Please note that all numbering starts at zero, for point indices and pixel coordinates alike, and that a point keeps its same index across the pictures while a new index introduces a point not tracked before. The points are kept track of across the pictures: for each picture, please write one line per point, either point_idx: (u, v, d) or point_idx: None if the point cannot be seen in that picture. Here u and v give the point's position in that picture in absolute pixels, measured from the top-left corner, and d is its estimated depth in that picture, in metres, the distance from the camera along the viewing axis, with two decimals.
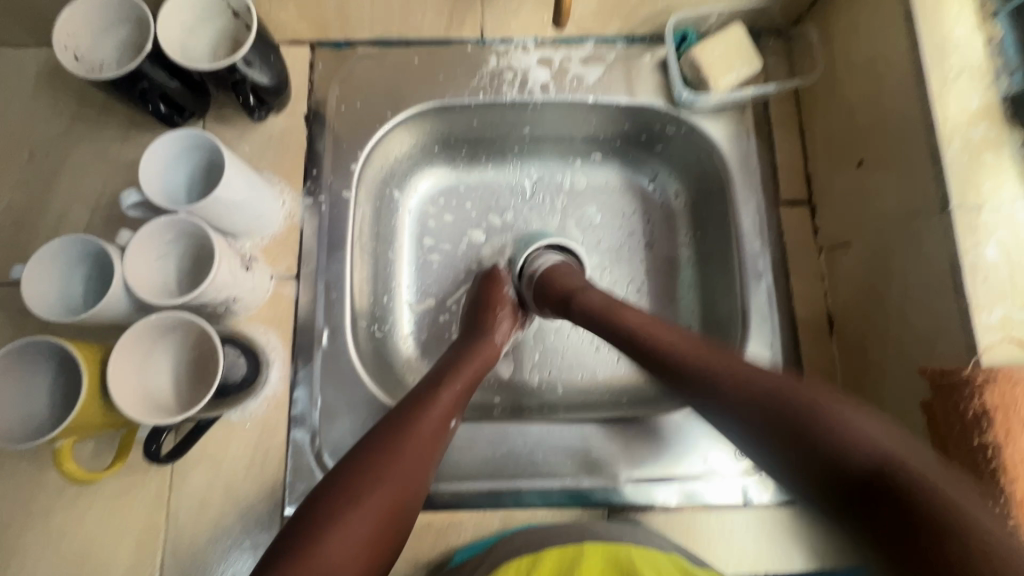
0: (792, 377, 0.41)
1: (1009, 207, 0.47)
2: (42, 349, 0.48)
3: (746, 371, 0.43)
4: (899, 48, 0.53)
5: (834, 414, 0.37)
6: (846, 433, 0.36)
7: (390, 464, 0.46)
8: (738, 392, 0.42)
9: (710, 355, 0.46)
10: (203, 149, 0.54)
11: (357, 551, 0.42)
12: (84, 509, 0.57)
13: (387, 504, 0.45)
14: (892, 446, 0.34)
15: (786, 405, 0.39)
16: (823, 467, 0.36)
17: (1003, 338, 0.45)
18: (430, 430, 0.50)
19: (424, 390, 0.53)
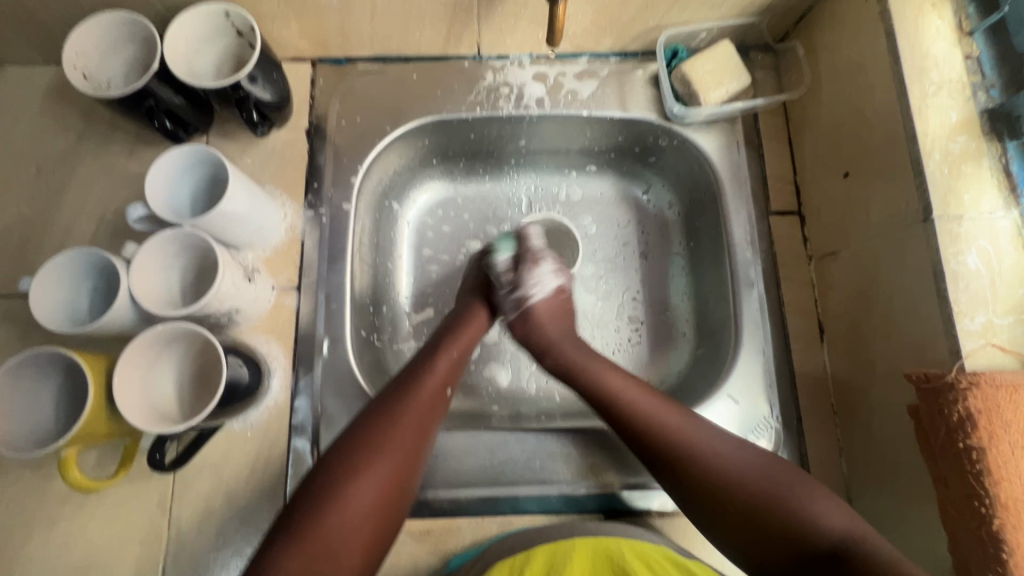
0: (764, 464, 0.49)
1: (988, 216, 0.49)
2: (49, 359, 0.49)
3: (724, 455, 0.50)
4: (881, 64, 0.55)
5: (808, 512, 0.45)
6: (817, 526, 0.44)
7: (394, 430, 0.49)
8: (718, 479, 0.48)
9: (691, 432, 0.51)
10: (207, 164, 0.56)
11: (370, 511, 0.45)
12: (87, 517, 0.57)
13: (395, 465, 0.48)
14: (845, 530, 0.44)
15: (769, 497, 0.47)
16: (795, 548, 0.45)
17: (984, 343, 0.47)
18: (430, 397, 0.53)
19: (420, 361, 0.56)
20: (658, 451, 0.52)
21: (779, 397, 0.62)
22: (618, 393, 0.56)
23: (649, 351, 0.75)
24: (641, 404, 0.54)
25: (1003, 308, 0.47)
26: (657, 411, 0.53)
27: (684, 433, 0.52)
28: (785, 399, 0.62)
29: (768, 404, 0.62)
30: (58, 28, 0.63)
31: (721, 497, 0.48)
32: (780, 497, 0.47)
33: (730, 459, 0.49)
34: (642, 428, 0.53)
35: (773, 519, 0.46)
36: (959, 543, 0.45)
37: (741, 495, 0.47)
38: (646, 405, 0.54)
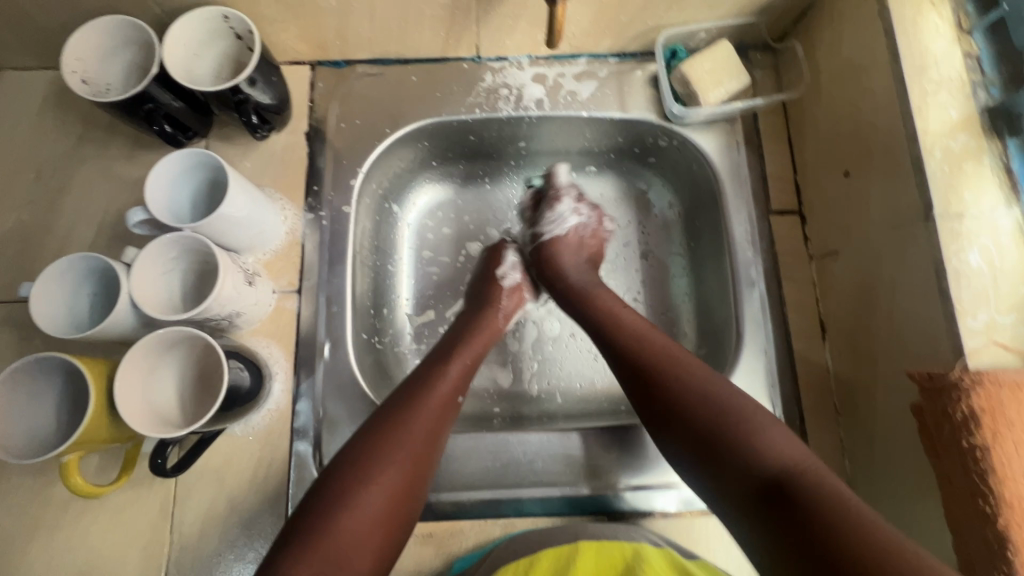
0: (739, 395, 0.48)
1: (989, 214, 0.49)
2: (50, 365, 0.49)
3: (698, 382, 0.49)
4: (880, 63, 0.55)
5: (761, 440, 0.44)
6: (764, 455, 0.43)
7: (409, 432, 0.49)
8: (687, 402, 0.48)
9: (673, 358, 0.52)
10: (207, 168, 0.56)
11: (382, 515, 0.45)
12: (89, 523, 0.57)
13: (409, 469, 0.48)
14: (795, 460, 0.42)
15: (726, 423, 0.46)
16: (741, 473, 0.43)
17: (987, 341, 0.46)
18: (443, 403, 0.53)
19: (429, 367, 0.56)
20: (643, 368, 0.52)
21: (781, 397, 0.62)
22: (622, 321, 0.57)
23: None
24: (633, 334, 0.55)
25: (1005, 305, 0.47)
26: (665, 340, 0.54)
27: (679, 358, 0.52)
28: (787, 398, 0.63)
29: (771, 404, 0.62)
30: (57, 33, 0.63)
31: (688, 413, 0.48)
32: (741, 425, 0.45)
33: (705, 386, 0.49)
34: (637, 352, 0.54)
35: (727, 444, 0.45)
36: (966, 542, 0.45)
37: (706, 414, 0.47)
38: (650, 335, 0.55)
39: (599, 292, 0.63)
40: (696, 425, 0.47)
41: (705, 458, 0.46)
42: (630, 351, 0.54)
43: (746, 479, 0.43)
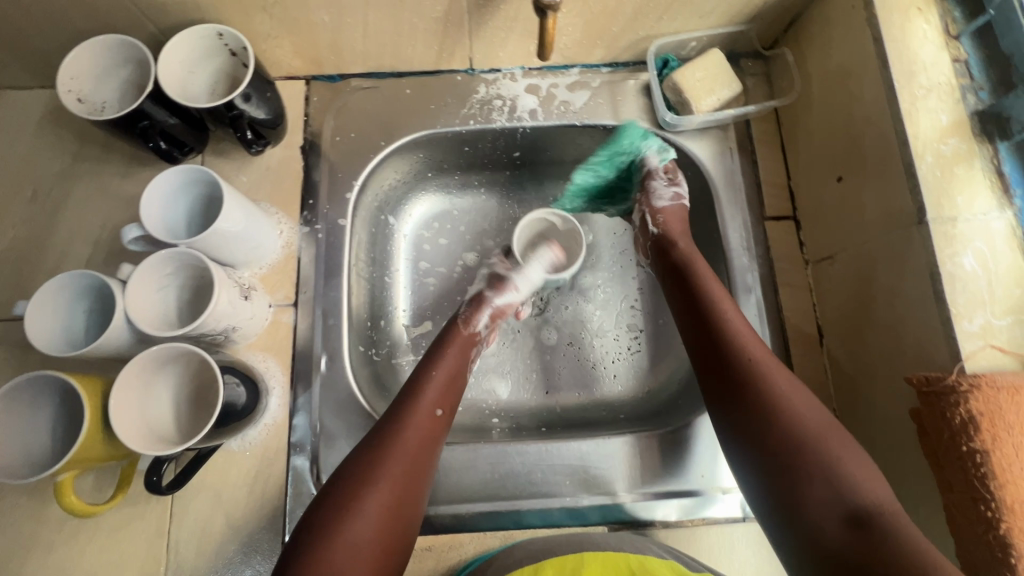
0: (833, 425, 0.48)
1: (981, 218, 0.49)
2: (44, 384, 0.48)
3: (800, 407, 0.49)
4: (870, 70, 0.56)
5: (846, 465, 0.45)
6: (859, 487, 0.44)
7: (395, 454, 0.51)
8: (790, 422, 0.48)
9: (777, 374, 0.51)
10: (201, 184, 0.56)
11: (375, 537, 0.46)
12: (85, 542, 0.57)
13: (400, 492, 0.49)
14: (879, 499, 0.44)
15: (819, 449, 0.46)
16: (829, 504, 0.44)
17: (984, 344, 0.46)
18: (426, 421, 0.54)
19: (410, 387, 0.57)
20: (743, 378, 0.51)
21: None
22: (731, 324, 0.55)
23: (649, 359, 0.75)
24: (741, 341, 0.53)
25: (1001, 308, 0.47)
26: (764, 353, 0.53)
27: (779, 375, 0.51)
28: None
29: None
30: (52, 53, 0.63)
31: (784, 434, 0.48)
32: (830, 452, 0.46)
33: (807, 412, 0.48)
34: (741, 360, 0.52)
35: (814, 469, 0.46)
36: (968, 548, 0.45)
37: (806, 435, 0.47)
38: (756, 345, 0.53)
39: (709, 280, 0.59)
40: (789, 446, 0.47)
41: (781, 480, 0.47)
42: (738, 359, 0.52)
43: (828, 508, 0.44)
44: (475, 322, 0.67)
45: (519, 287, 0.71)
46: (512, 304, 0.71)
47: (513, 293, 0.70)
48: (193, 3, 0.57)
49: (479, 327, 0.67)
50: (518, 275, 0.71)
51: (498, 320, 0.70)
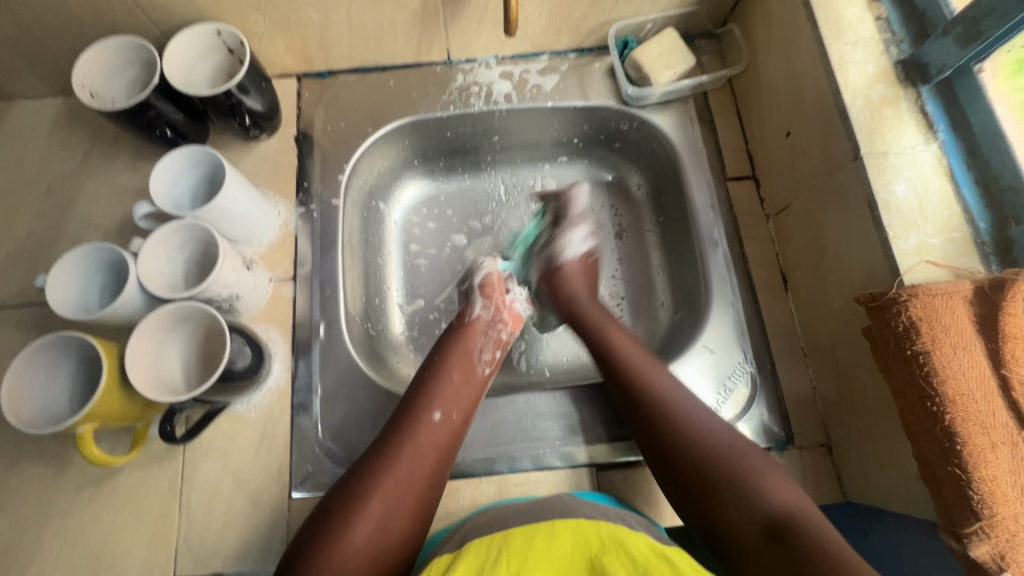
0: (745, 449, 0.54)
1: (910, 151, 0.54)
2: (70, 345, 0.53)
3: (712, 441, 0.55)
4: (804, 33, 0.62)
5: (760, 479, 0.51)
6: (769, 494, 0.50)
7: (394, 466, 0.54)
8: (697, 452, 0.54)
9: (678, 408, 0.58)
10: (204, 166, 0.61)
11: (376, 543, 0.50)
12: (102, 504, 0.60)
13: (400, 500, 0.52)
14: (788, 503, 0.50)
15: (731, 470, 0.52)
16: (741, 513, 0.50)
17: (919, 260, 0.51)
18: (428, 427, 0.57)
19: (415, 395, 0.60)
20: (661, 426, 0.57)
21: (751, 345, 0.67)
22: (654, 379, 0.60)
23: (631, 323, 0.80)
24: (651, 386, 0.60)
25: (933, 228, 0.52)
26: (686, 401, 0.58)
27: (692, 419, 0.56)
28: (757, 344, 0.67)
29: (741, 351, 0.66)
30: (65, 60, 0.69)
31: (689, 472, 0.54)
32: (742, 471, 0.52)
33: (718, 441, 0.54)
34: (661, 414, 0.57)
35: (728, 494, 0.51)
36: (923, 443, 0.49)
37: (714, 465, 0.53)
38: (664, 388, 0.60)
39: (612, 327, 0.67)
40: (699, 478, 0.53)
41: (700, 505, 0.52)
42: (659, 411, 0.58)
43: (743, 522, 0.50)
44: (469, 310, 0.70)
45: (485, 260, 0.76)
46: (488, 272, 0.74)
47: (485, 264, 0.75)
48: (193, 5, 0.63)
49: (476, 309, 0.70)
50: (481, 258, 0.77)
51: (490, 294, 0.71)
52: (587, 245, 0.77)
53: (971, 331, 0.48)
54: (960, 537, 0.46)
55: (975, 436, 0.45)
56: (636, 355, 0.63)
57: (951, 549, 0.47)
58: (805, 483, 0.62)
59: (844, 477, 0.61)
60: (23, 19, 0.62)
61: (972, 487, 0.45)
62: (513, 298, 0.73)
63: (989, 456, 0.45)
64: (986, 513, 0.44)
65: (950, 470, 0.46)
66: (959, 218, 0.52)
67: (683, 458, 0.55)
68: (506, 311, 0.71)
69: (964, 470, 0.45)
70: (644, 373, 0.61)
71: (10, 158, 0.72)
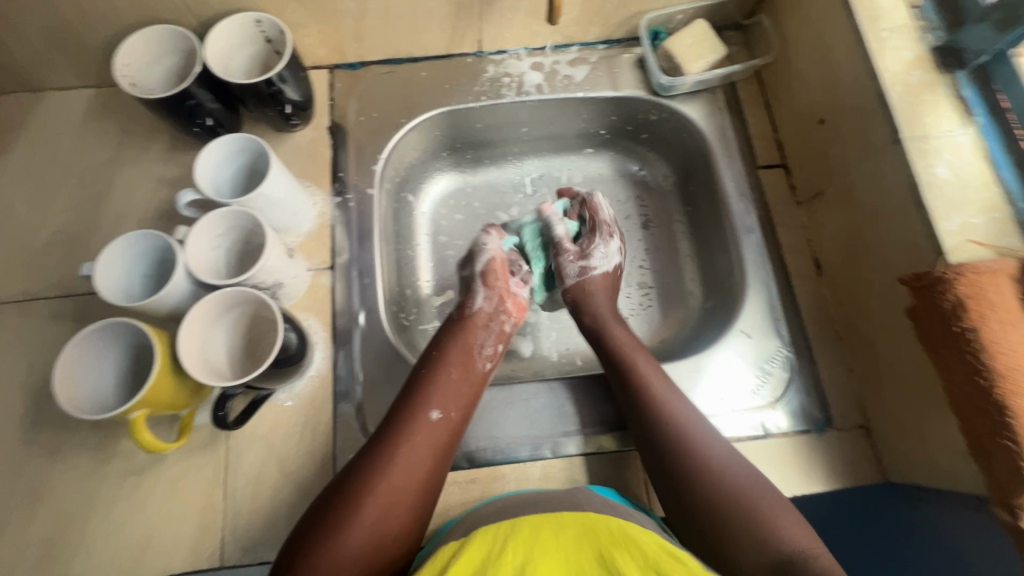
0: (761, 490, 0.53)
1: (950, 134, 0.55)
2: (120, 332, 0.53)
3: (718, 471, 0.55)
4: (838, 20, 0.63)
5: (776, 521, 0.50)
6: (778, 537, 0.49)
7: (389, 466, 0.53)
8: (705, 484, 0.54)
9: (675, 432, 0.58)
10: (246, 154, 0.61)
11: (367, 545, 0.49)
12: (145, 494, 0.60)
13: (393, 499, 0.52)
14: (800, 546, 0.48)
15: (739, 508, 0.52)
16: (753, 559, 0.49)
17: (963, 240, 0.52)
18: (424, 427, 0.57)
19: (412, 393, 0.60)
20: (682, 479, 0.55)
21: (787, 329, 0.68)
22: (692, 426, 0.58)
23: (661, 312, 0.80)
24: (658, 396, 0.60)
25: (975, 209, 0.53)
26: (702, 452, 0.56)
27: (715, 471, 0.54)
28: (793, 329, 0.68)
29: (777, 336, 0.67)
30: (100, 50, 0.69)
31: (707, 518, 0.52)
32: (752, 516, 0.51)
33: (725, 472, 0.54)
34: (686, 466, 0.55)
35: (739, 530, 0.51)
36: (972, 419, 0.50)
37: (736, 523, 0.51)
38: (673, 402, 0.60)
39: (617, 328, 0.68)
40: (710, 514, 0.52)
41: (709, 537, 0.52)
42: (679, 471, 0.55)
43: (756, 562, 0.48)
44: (470, 301, 0.70)
45: (487, 242, 0.72)
46: (492, 257, 0.72)
47: (486, 251, 0.72)
48: None
49: (478, 300, 0.69)
50: (482, 238, 0.73)
51: (491, 283, 0.70)
52: (617, 252, 0.74)
53: (1018, 308, 0.49)
54: (1012, 508, 0.47)
55: None
56: (676, 403, 0.60)
57: (1001, 521, 0.48)
58: (846, 465, 0.62)
59: (883, 457, 0.62)
60: (63, 9, 0.62)
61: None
62: (518, 286, 0.72)
63: None
64: None
65: (1002, 443, 0.47)
66: (1000, 198, 0.54)
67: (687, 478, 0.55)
68: (510, 301, 0.71)
69: (1016, 443, 0.46)
70: (677, 422, 0.58)
71: (42, 150, 0.72)
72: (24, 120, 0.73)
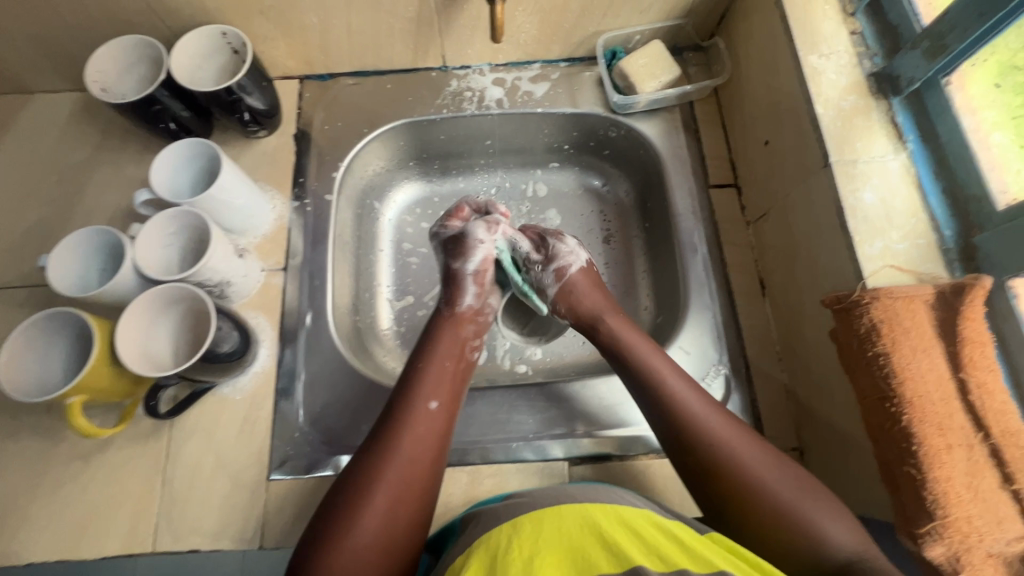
0: (807, 492, 0.50)
1: (879, 160, 0.56)
2: (63, 321, 0.56)
3: (758, 471, 0.51)
4: (780, 45, 0.64)
5: (827, 530, 0.47)
6: (834, 548, 0.47)
7: (397, 462, 0.53)
8: (756, 486, 0.50)
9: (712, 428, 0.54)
10: (203, 158, 0.65)
11: (388, 543, 0.50)
12: (89, 478, 0.62)
13: (404, 494, 0.52)
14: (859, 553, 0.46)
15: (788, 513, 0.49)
16: (810, 564, 0.47)
17: (884, 264, 0.52)
18: (423, 417, 0.57)
19: (407, 388, 0.59)
20: (737, 491, 0.51)
21: (727, 348, 0.68)
22: (722, 446, 0.53)
23: None
24: (671, 393, 0.57)
25: (898, 234, 0.53)
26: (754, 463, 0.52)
27: (759, 481, 0.51)
28: (732, 348, 0.68)
29: (716, 354, 0.67)
30: (82, 56, 0.74)
31: (761, 527, 0.49)
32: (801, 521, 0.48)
33: (762, 473, 0.51)
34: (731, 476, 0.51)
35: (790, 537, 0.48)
36: (880, 444, 0.49)
37: (772, 522, 0.49)
38: (687, 401, 0.56)
39: (627, 330, 0.63)
40: (762, 522, 0.49)
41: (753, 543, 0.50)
42: (706, 465, 0.52)
43: (816, 567, 0.47)
44: (460, 297, 0.68)
45: (482, 238, 0.70)
46: (485, 254, 0.69)
47: (479, 248, 0.69)
48: (202, 8, 0.67)
49: (467, 297, 0.68)
50: (476, 230, 0.70)
51: (482, 281, 0.69)
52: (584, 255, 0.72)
53: (931, 335, 0.49)
54: (915, 537, 0.45)
55: (931, 437, 0.46)
56: (709, 429, 0.54)
57: (909, 552, 0.47)
58: None
59: None
60: (46, 19, 0.67)
61: (927, 487, 0.45)
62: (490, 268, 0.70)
63: (944, 457, 0.45)
64: (940, 514, 0.44)
65: (906, 470, 0.47)
66: (925, 225, 0.54)
67: (716, 470, 0.52)
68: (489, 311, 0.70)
69: (919, 472, 0.46)
70: (687, 422, 0.54)
71: (26, 148, 0.77)
72: (11, 122, 0.78)
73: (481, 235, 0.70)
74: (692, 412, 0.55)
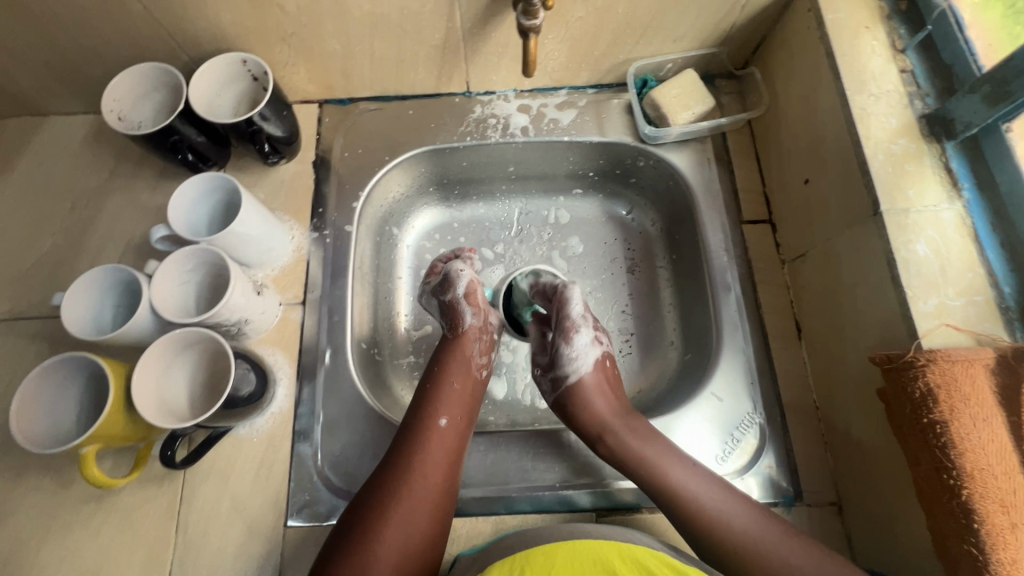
0: (797, 547, 0.51)
1: (933, 208, 0.53)
2: (79, 363, 0.54)
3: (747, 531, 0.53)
4: (825, 81, 0.61)
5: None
6: None
7: (409, 480, 0.53)
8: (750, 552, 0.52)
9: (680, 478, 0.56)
10: (223, 191, 0.63)
11: (402, 563, 0.50)
12: (101, 522, 0.60)
13: (418, 511, 0.52)
14: None
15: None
16: None
17: (939, 323, 0.50)
18: (435, 435, 0.57)
19: (416, 410, 0.60)
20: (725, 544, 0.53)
21: (761, 394, 0.65)
22: (698, 499, 0.55)
23: (641, 361, 0.78)
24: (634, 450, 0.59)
25: (954, 290, 0.50)
26: (772, 542, 0.52)
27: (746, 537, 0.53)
28: (767, 394, 0.65)
29: (751, 401, 0.64)
30: (97, 80, 0.72)
31: None
32: None
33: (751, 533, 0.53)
34: (760, 574, 0.51)
35: None
36: (936, 516, 0.47)
37: None
38: (650, 454, 0.58)
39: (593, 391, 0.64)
40: None
41: None
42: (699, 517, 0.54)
43: None
44: (461, 319, 0.67)
45: (462, 267, 0.69)
46: (470, 281, 0.68)
47: (462, 277, 0.68)
48: (222, 35, 0.65)
49: (467, 318, 0.67)
50: (455, 265, 0.70)
51: (476, 300, 0.68)
52: (595, 350, 0.67)
53: (991, 402, 0.46)
54: None
55: (995, 514, 0.43)
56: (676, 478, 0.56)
57: None
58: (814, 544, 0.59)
59: (854, 540, 0.59)
60: (62, 45, 0.65)
61: (990, 569, 0.42)
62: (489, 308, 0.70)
63: (1009, 537, 0.43)
64: None
65: (966, 549, 0.44)
66: (982, 280, 0.51)
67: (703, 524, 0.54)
68: (490, 332, 0.69)
69: (980, 551, 0.43)
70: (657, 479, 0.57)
71: (39, 173, 0.75)
72: (24, 145, 0.76)
73: (461, 267, 0.69)
74: (721, 517, 0.54)
